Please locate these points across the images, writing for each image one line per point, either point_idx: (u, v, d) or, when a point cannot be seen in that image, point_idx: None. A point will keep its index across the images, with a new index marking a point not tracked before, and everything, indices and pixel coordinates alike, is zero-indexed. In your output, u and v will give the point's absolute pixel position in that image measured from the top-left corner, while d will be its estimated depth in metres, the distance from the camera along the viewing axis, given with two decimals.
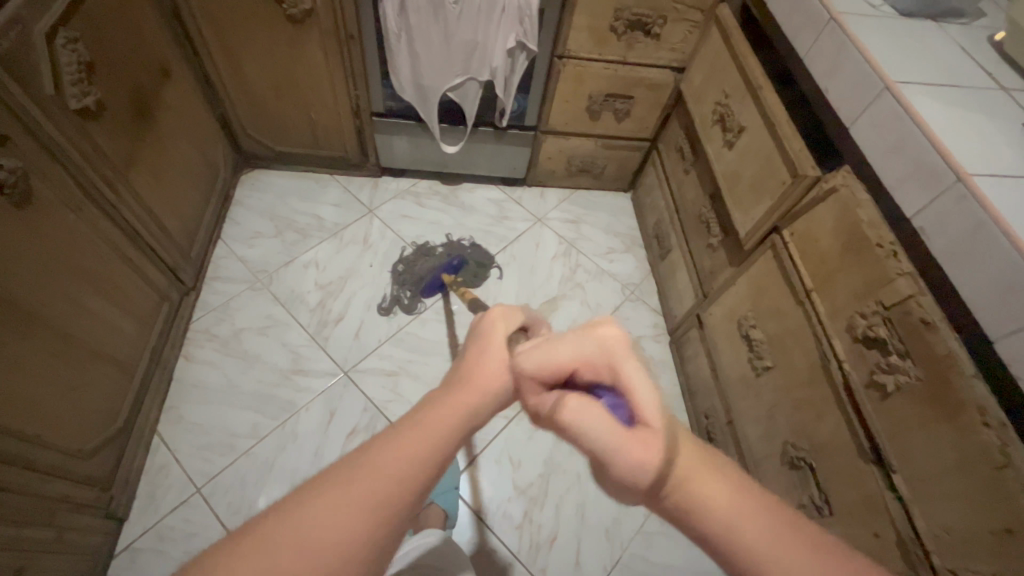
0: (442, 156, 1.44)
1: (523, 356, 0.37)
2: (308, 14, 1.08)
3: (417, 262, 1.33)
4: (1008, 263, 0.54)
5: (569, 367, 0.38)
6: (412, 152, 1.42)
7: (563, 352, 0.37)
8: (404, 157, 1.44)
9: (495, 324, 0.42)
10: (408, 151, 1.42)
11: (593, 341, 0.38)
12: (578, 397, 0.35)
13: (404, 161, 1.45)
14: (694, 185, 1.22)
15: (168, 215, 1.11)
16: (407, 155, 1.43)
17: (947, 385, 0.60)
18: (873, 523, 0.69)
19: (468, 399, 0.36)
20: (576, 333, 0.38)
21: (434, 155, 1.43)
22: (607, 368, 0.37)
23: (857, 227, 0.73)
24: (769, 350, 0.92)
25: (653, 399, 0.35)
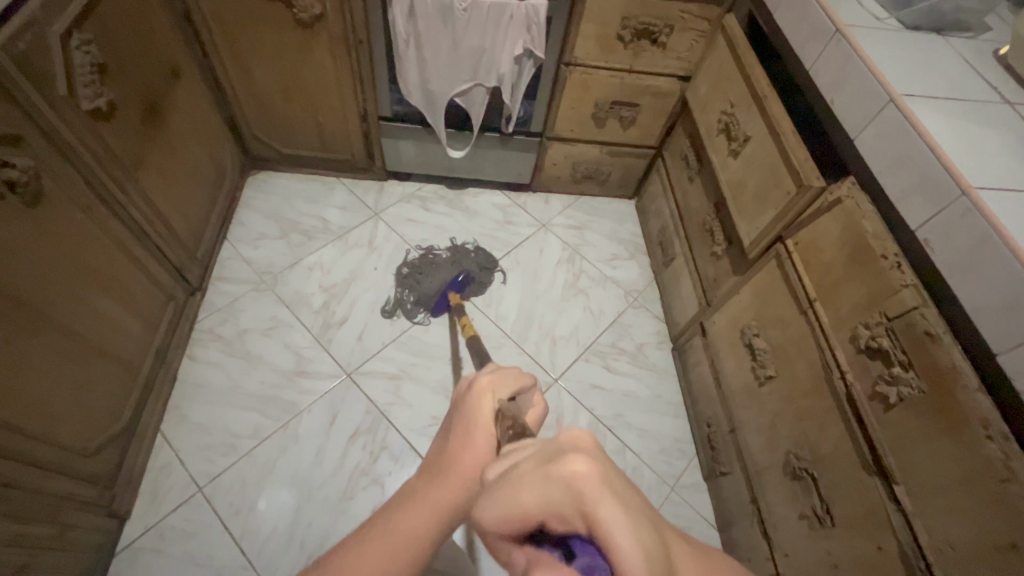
0: (448, 161, 1.44)
1: (483, 506, 0.30)
2: (318, 18, 1.09)
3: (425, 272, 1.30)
4: (1013, 278, 0.54)
5: (538, 518, 0.29)
6: (418, 156, 1.43)
7: (527, 505, 0.29)
8: (410, 161, 1.45)
9: (483, 398, 0.48)
10: (415, 155, 1.43)
11: (560, 483, 0.28)
12: (541, 571, 0.25)
13: (410, 165, 1.46)
14: (699, 193, 1.22)
15: (175, 216, 1.11)
16: (413, 159, 1.44)
17: (951, 398, 0.60)
18: (876, 536, 0.69)
19: (448, 494, 0.42)
20: (541, 475, 0.29)
21: (441, 159, 1.44)
22: (579, 515, 0.27)
23: (862, 238, 0.73)
24: (772, 359, 0.92)
25: (639, 551, 0.24)
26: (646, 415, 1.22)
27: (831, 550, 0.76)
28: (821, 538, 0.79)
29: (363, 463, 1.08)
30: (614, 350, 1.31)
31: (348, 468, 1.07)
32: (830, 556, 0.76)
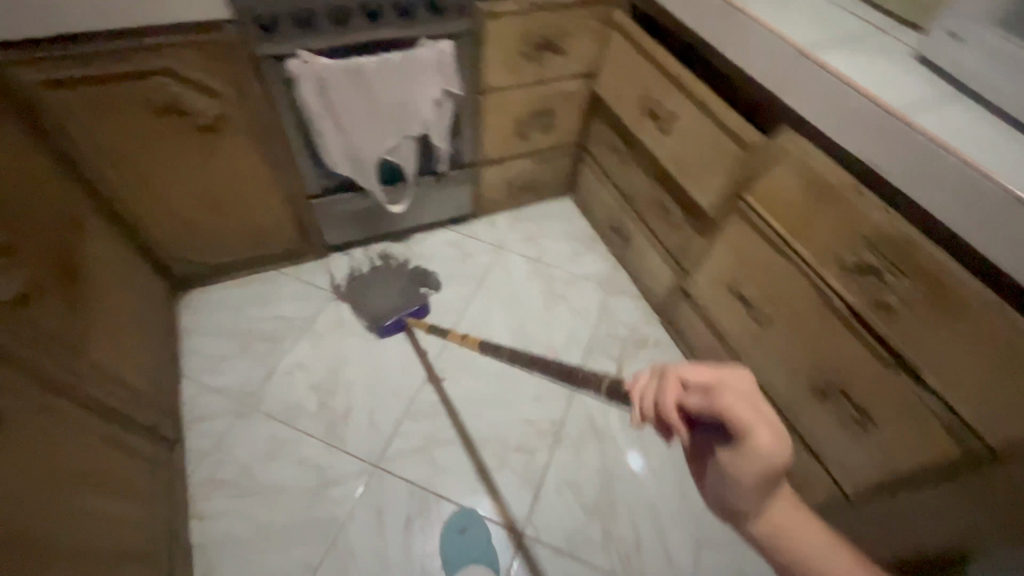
0: (404, 279, 1.38)
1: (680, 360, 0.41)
2: (219, 118, 1.01)
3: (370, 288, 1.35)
4: (964, 176, 0.64)
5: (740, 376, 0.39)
6: (392, 304, 1.32)
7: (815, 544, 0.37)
8: (374, 305, 1.32)
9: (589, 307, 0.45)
10: (390, 303, 1.32)
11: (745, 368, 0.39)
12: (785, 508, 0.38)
13: (370, 305, 1.32)
14: (638, 173, 1.29)
15: (128, 373, 0.99)
16: (385, 304, 1.32)
17: (943, 285, 0.69)
18: (919, 422, 0.78)
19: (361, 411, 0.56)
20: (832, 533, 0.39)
21: (400, 287, 1.36)
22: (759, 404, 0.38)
23: (817, 175, 0.81)
24: (764, 302, 1.00)
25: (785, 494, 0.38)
26: None
27: (882, 447, 0.86)
28: (869, 440, 0.88)
29: (430, 546, 1.04)
30: (613, 340, 1.36)
31: (417, 558, 1.02)
32: (883, 452, 0.86)
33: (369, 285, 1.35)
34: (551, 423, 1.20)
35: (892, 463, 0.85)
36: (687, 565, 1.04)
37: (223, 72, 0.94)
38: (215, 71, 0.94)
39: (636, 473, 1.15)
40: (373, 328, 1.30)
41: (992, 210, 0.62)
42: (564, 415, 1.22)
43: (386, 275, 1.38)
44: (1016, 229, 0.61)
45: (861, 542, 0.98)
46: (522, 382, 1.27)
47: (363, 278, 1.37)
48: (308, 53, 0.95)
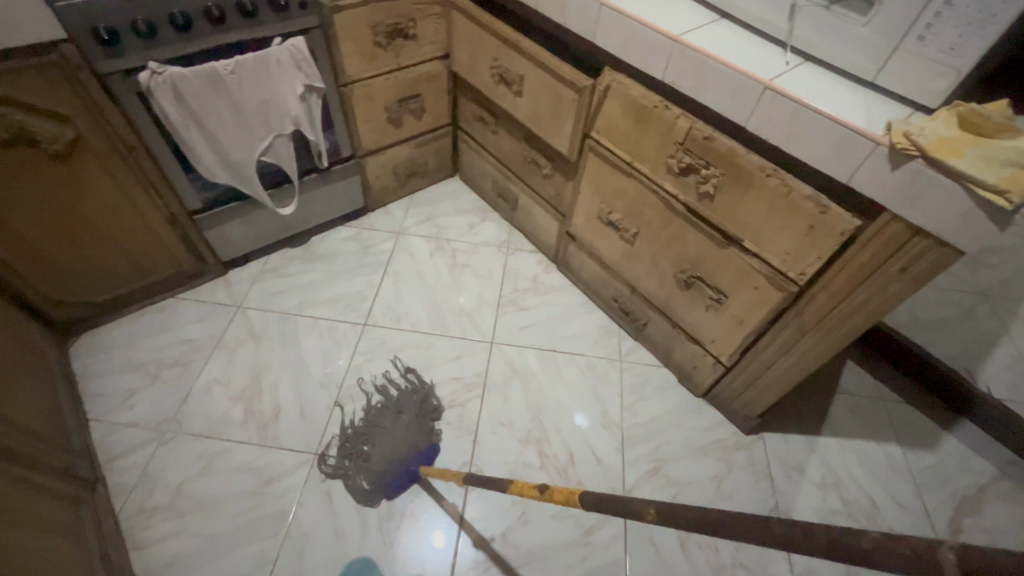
0: (406, 417, 1.19)
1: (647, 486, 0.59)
2: (73, 144, 0.99)
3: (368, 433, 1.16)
4: (729, 76, 0.82)
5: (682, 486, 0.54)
6: (401, 450, 1.13)
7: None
8: (379, 461, 1.11)
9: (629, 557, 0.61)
10: (397, 456, 1.11)
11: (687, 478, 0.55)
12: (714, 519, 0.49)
13: (372, 458, 1.11)
14: (507, 138, 1.42)
15: (24, 417, 0.94)
16: (389, 456, 1.11)
17: (736, 166, 0.87)
18: (751, 282, 0.97)
19: None
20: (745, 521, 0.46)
21: (405, 427, 1.17)
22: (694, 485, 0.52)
23: (636, 102, 0.98)
24: (629, 221, 1.17)
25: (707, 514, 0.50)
26: (571, 323, 1.42)
27: (735, 314, 1.05)
28: (725, 312, 1.07)
29: (383, 509, 1.09)
30: (520, 293, 1.48)
31: (372, 523, 1.07)
32: (736, 318, 1.05)
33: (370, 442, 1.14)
34: (476, 376, 1.30)
35: (744, 325, 1.04)
36: (614, 463, 1.18)
37: (68, 94, 0.93)
38: (60, 94, 0.92)
39: (559, 399, 1.28)
40: (376, 492, 1.09)
41: (751, 98, 0.81)
42: (486, 366, 1.32)
43: (387, 423, 1.17)
44: (769, 108, 0.79)
45: (743, 400, 1.18)
46: (443, 347, 1.35)
47: (361, 426, 1.17)
48: (157, 64, 0.97)
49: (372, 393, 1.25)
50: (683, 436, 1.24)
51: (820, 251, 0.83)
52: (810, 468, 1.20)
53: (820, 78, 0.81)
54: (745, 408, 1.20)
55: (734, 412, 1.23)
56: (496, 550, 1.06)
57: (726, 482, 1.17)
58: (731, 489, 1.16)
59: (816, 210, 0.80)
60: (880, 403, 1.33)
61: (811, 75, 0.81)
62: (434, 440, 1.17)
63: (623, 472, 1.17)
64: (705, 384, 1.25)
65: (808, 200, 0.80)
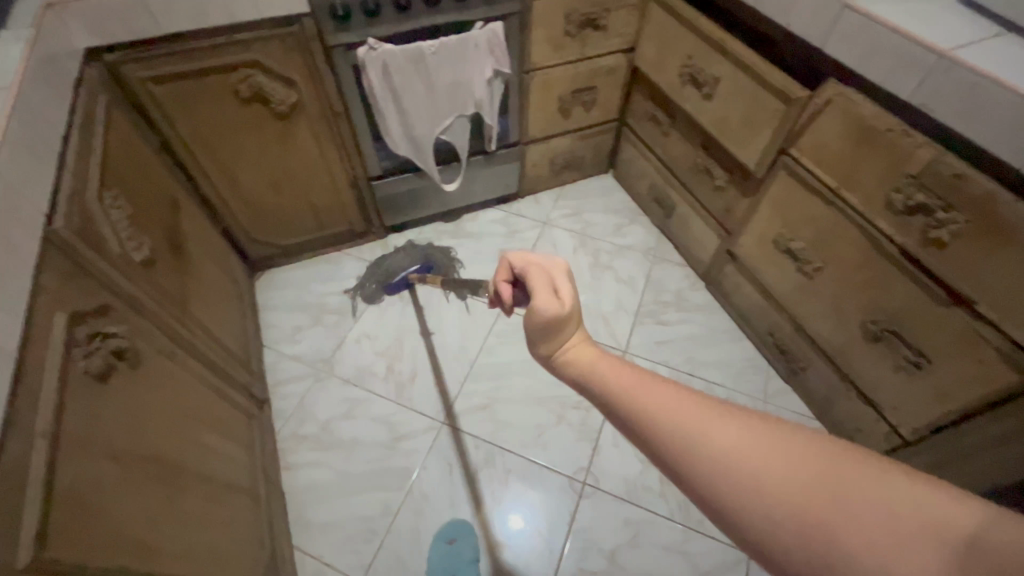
0: (412, 249, 1.46)
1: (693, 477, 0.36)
2: (295, 106, 1.12)
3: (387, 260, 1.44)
4: (1013, 106, 0.67)
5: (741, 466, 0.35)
6: (406, 266, 1.42)
7: (649, 400, 0.40)
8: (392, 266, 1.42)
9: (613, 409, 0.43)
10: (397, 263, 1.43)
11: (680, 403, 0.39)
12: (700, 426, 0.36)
13: (380, 275, 1.42)
14: (679, 142, 1.34)
15: (223, 336, 1.11)
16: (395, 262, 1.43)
17: (994, 215, 0.72)
18: (974, 353, 0.81)
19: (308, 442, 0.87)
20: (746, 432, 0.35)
21: (410, 253, 1.45)
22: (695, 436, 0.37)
23: (863, 122, 0.85)
24: (814, 253, 1.04)
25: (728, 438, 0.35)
26: (713, 348, 1.32)
27: (937, 384, 0.89)
28: (923, 378, 0.91)
29: (496, 492, 1.12)
30: (660, 306, 1.41)
31: (485, 502, 1.10)
32: (938, 389, 0.89)
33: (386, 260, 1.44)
34: None
35: (948, 399, 0.88)
36: None
37: (299, 62, 1.05)
38: (293, 62, 1.04)
39: None
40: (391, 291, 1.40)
41: None
42: None
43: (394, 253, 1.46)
44: None
45: None
46: None
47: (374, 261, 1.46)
48: (376, 40, 1.05)
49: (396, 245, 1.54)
50: None
51: None
52: None
53: None
54: None
55: None
56: (604, 565, 1.03)
57: None
58: None
59: None
60: None
61: None
62: (432, 262, 1.43)
63: None
64: (869, 451, 1.09)
65: None
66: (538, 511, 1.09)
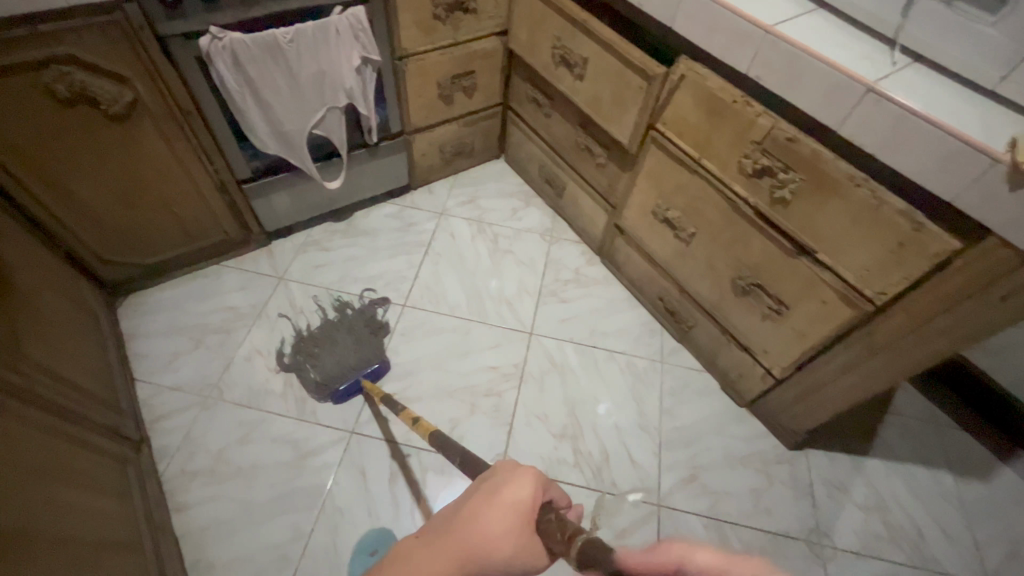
0: (363, 335, 1.26)
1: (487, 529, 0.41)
2: (131, 106, 0.98)
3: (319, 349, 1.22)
4: (826, 75, 0.75)
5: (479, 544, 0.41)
6: (353, 361, 1.21)
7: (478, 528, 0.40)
8: (330, 362, 1.20)
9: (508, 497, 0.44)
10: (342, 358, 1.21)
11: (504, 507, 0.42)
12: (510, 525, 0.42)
13: (324, 366, 1.19)
14: (561, 122, 1.37)
15: (75, 375, 0.96)
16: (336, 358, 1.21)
17: (821, 172, 0.82)
18: (819, 296, 0.92)
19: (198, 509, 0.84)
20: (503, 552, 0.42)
21: (362, 343, 1.24)
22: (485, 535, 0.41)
23: (712, 95, 0.92)
24: (687, 220, 1.12)
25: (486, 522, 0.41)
26: (613, 319, 1.38)
27: (795, 326, 1.00)
28: (783, 323, 1.02)
29: (415, 492, 1.09)
30: (561, 284, 1.44)
31: (405, 505, 1.07)
32: (796, 330, 1.00)
33: (321, 354, 1.22)
34: (513, 366, 1.28)
35: (804, 338, 0.99)
36: (650, 468, 1.16)
37: (129, 54, 0.92)
38: (121, 54, 0.91)
39: (597, 396, 1.25)
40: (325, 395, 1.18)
41: (849, 100, 0.74)
42: (524, 356, 1.30)
43: (343, 333, 1.25)
44: (869, 113, 0.72)
45: (792, 414, 1.14)
46: (481, 334, 1.33)
47: (317, 334, 1.25)
48: (219, 28, 0.94)
49: (328, 310, 1.33)
50: (723, 446, 1.20)
51: (907, 271, 0.78)
52: (854, 488, 1.16)
53: (927, 82, 0.73)
54: (792, 423, 1.15)
55: (778, 425, 1.19)
56: None
57: (765, 496, 1.14)
58: (770, 503, 1.13)
59: (910, 227, 0.74)
60: (934, 427, 1.26)
61: (917, 79, 0.74)
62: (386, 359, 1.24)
63: (658, 477, 1.15)
64: (751, 394, 1.21)
65: (902, 216, 0.75)
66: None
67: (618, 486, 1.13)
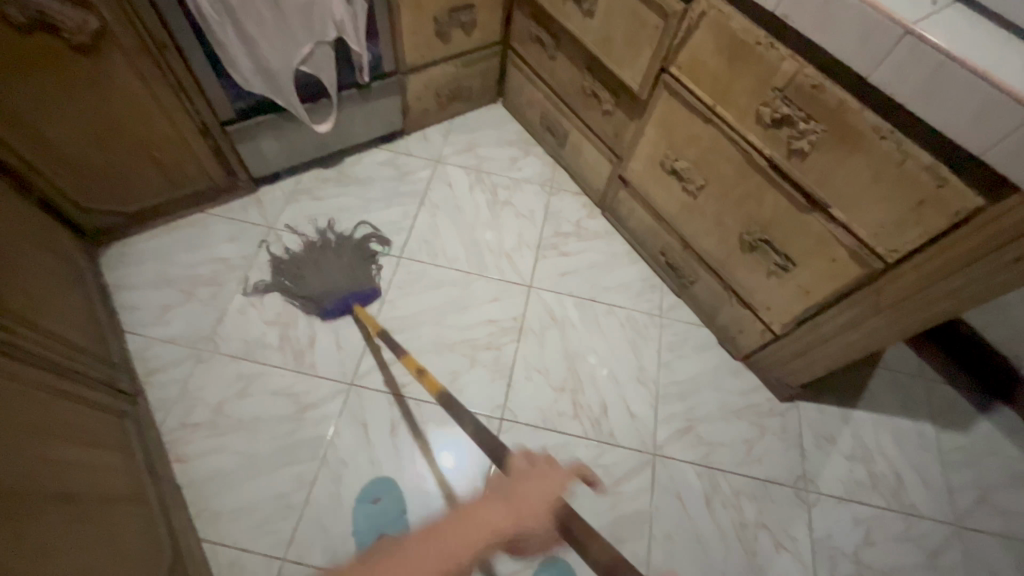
0: (347, 253, 1.28)
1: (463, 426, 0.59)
2: (100, 37, 0.90)
3: (304, 269, 1.24)
4: (861, 15, 0.70)
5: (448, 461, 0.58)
6: (340, 281, 1.23)
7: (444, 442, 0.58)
8: (316, 285, 1.22)
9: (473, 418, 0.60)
10: (333, 284, 1.22)
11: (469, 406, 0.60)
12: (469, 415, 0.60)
13: (308, 282, 1.23)
14: (565, 65, 1.29)
15: (64, 327, 0.94)
16: (325, 285, 1.22)
17: (846, 122, 0.78)
18: (828, 253, 0.91)
19: None
20: None
21: (346, 261, 1.27)
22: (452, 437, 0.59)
23: (735, 37, 0.86)
24: (696, 172, 1.08)
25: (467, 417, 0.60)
26: (612, 273, 1.36)
27: (800, 283, 0.99)
28: (789, 279, 1.01)
29: (418, 444, 1.10)
30: (561, 237, 1.41)
31: (407, 456, 1.09)
32: (801, 287, 0.99)
33: (306, 277, 1.23)
34: (512, 319, 1.27)
35: (808, 295, 0.99)
36: (647, 420, 1.18)
37: None
38: None
39: (596, 350, 1.25)
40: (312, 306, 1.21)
41: (885, 44, 0.69)
42: (524, 310, 1.29)
43: (327, 252, 1.27)
44: (905, 59, 0.68)
45: (788, 369, 1.16)
46: (480, 287, 1.31)
47: (301, 255, 1.27)
48: None
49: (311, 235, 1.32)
50: (719, 398, 1.22)
51: (924, 229, 0.76)
52: (841, 439, 1.20)
53: (969, 26, 0.69)
54: (787, 377, 1.17)
55: (774, 379, 1.21)
56: None
57: (756, 447, 1.17)
58: (761, 453, 1.16)
59: (933, 183, 0.72)
60: (922, 381, 1.30)
61: (960, 21, 0.69)
62: (377, 284, 1.26)
63: (655, 428, 1.17)
64: (748, 348, 1.22)
65: (926, 171, 0.72)
66: (467, 455, 1.10)
67: (616, 437, 1.15)
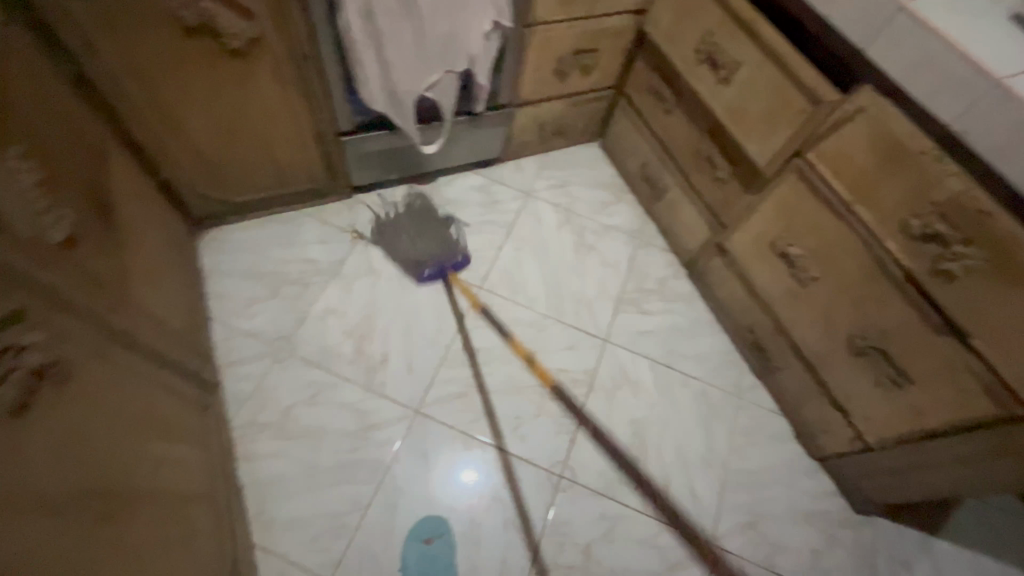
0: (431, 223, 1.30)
1: None
2: (254, 44, 0.93)
3: (386, 232, 1.29)
4: None
5: None
6: (422, 254, 1.26)
7: None
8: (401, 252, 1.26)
9: None
10: (419, 255, 1.26)
11: None
12: None
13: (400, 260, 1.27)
14: (682, 122, 1.25)
15: (167, 313, 0.96)
16: (409, 254, 1.26)
17: (1013, 256, 0.72)
18: (956, 381, 0.84)
19: None
20: None
21: (429, 228, 1.29)
22: None
23: (895, 140, 0.82)
24: (812, 262, 1.02)
25: None
26: (692, 341, 1.32)
27: (913, 403, 0.92)
28: (900, 396, 0.94)
29: (475, 487, 1.08)
30: (644, 294, 1.37)
31: (464, 497, 1.07)
32: (913, 408, 0.92)
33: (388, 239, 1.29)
34: (585, 372, 1.24)
35: (921, 418, 0.92)
36: (711, 505, 1.13)
37: None
38: None
39: (666, 421, 1.20)
40: (411, 272, 1.28)
41: None
42: (597, 364, 1.25)
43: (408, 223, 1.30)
44: None
45: (873, 482, 1.08)
46: (556, 331, 1.28)
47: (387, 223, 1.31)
48: None
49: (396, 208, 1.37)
50: (789, 497, 1.15)
51: None
52: (918, 567, 1.11)
53: None
54: (870, 490, 1.10)
55: (855, 489, 1.13)
56: (579, 560, 1.04)
57: (824, 559, 1.10)
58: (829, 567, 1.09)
59: None
60: (1012, 518, 1.19)
61: None
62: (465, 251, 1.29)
63: (718, 517, 1.11)
64: (831, 451, 1.14)
65: None
66: (521, 507, 1.07)
67: (675, 518, 1.10)
